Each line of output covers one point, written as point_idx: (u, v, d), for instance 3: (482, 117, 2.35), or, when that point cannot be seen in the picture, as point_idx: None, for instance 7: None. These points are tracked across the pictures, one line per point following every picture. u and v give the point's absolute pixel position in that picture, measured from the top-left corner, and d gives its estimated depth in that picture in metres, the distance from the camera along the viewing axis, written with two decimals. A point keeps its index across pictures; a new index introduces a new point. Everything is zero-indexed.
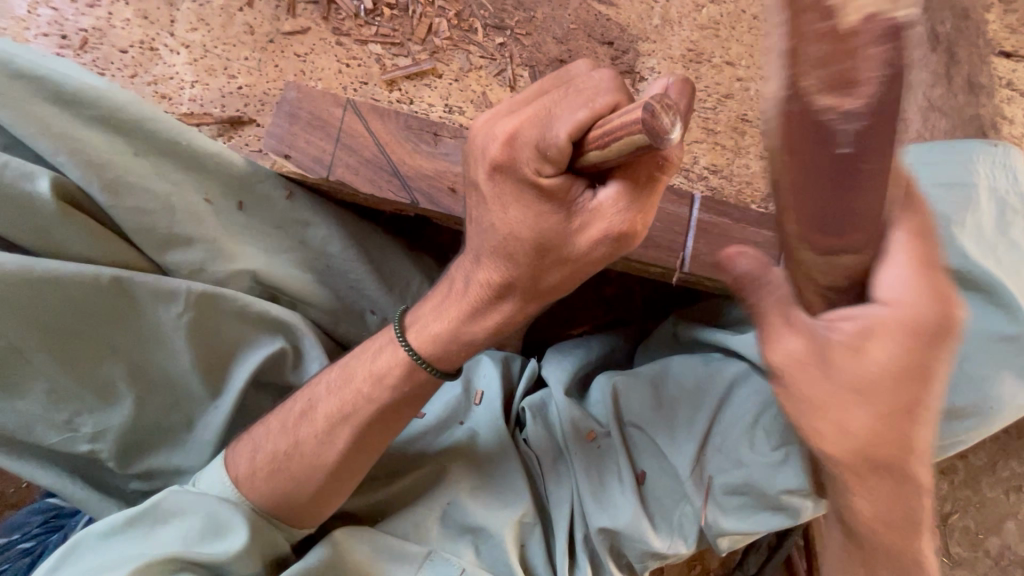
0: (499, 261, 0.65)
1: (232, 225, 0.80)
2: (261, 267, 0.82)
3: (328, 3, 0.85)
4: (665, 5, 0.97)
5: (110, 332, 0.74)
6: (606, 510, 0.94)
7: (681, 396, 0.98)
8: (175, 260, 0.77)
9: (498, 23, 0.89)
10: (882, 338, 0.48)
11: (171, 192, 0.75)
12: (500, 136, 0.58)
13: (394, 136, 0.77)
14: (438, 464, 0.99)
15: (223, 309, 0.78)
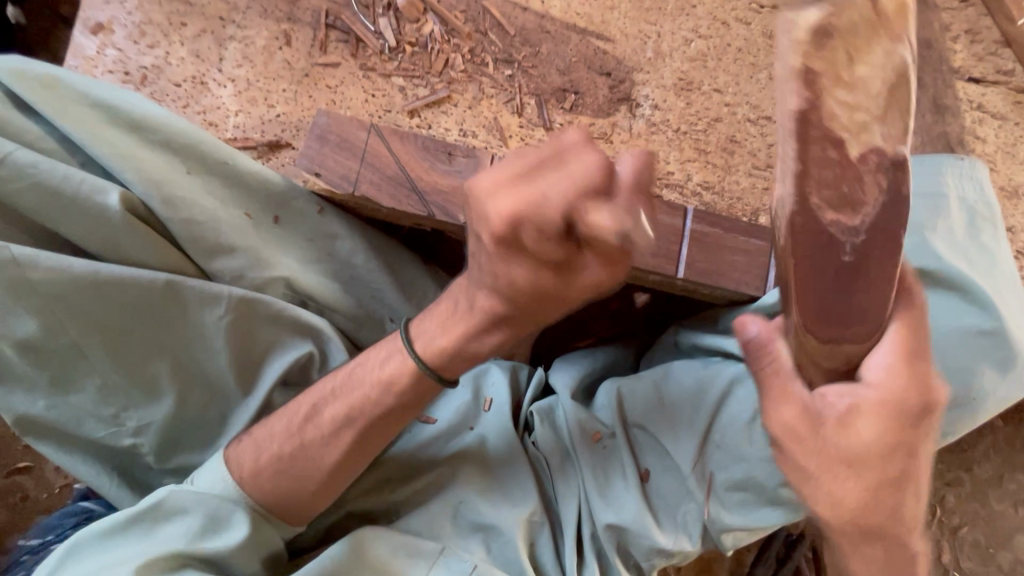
0: (496, 298, 0.69)
1: (270, 237, 0.89)
2: (294, 274, 0.90)
3: (356, 41, 0.95)
4: (658, 39, 1.07)
5: (159, 333, 0.81)
6: (612, 507, 0.98)
7: (682, 397, 1.02)
8: (219, 267, 0.85)
9: (507, 57, 1.00)
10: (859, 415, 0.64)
11: (219, 207, 0.84)
12: (497, 214, 0.56)
13: (412, 155, 0.87)
14: (448, 468, 1.04)
15: (260, 312, 0.85)
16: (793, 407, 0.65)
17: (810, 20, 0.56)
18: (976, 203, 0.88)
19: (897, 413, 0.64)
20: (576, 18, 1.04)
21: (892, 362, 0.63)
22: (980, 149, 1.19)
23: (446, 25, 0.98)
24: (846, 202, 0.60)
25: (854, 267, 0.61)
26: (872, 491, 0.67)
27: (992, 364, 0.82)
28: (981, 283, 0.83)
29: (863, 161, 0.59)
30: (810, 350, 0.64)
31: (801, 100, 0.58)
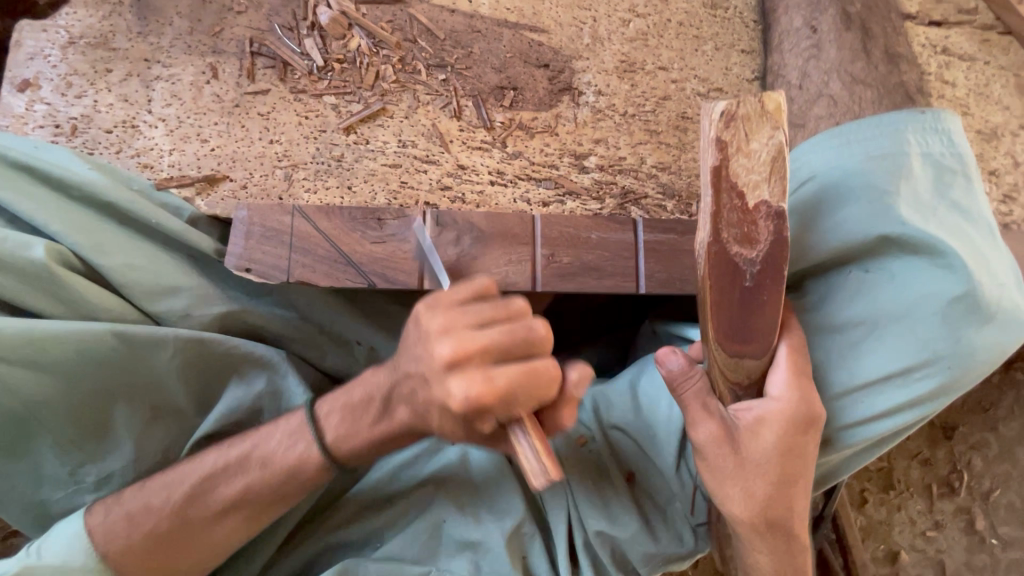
0: (407, 410, 0.77)
1: (215, 274, 0.88)
2: (242, 309, 0.88)
3: (283, 65, 0.94)
4: (594, 24, 1.04)
5: (108, 381, 0.81)
6: (603, 514, 0.91)
7: (658, 393, 0.96)
8: (165, 307, 0.84)
9: (439, 62, 0.98)
10: (767, 424, 0.80)
11: (157, 251, 0.84)
12: (439, 358, 0.65)
13: (341, 229, 0.85)
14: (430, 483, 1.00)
15: (210, 350, 0.85)
16: (711, 424, 0.81)
17: (710, 135, 0.72)
18: (944, 157, 0.83)
19: (792, 427, 0.80)
20: (506, 13, 1.02)
21: (785, 381, 0.81)
22: (951, 93, 1.13)
23: (373, 38, 0.96)
24: (746, 239, 0.75)
25: (755, 290, 0.76)
26: (774, 494, 0.82)
27: (972, 328, 0.77)
28: (955, 243, 0.78)
29: (756, 211, 0.74)
30: (719, 363, 0.81)
31: (714, 160, 0.72)
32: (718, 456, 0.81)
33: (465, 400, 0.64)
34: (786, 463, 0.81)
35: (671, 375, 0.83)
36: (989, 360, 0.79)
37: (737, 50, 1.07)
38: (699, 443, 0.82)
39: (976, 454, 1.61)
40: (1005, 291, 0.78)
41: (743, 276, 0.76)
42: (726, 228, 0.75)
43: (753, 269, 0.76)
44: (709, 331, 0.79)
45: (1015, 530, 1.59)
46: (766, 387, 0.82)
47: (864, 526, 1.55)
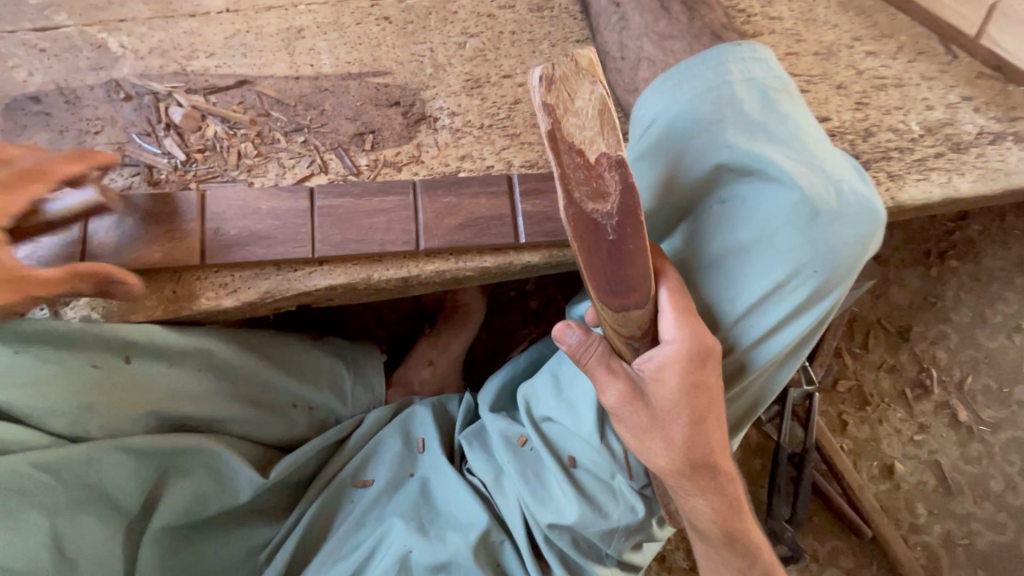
0: None
1: (124, 377, 0.94)
2: (164, 403, 0.96)
3: (148, 168, 0.98)
4: (433, 55, 1.11)
5: (62, 498, 0.89)
6: (549, 508, 0.96)
7: (576, 373, 1.02)
8: (79, 422, 0.92)
9: (295, 126, 1.03)
10: (671, 367, 0.80)
11: (59, 371, 0.90)
12: None
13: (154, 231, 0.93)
14: (394, 515, 1.01)
15: (130, 453, 0.92)
16: (619, 385, 0.81)
17: (539, 103, 0.69)
18: (764, 79, 0.87)
19: (689, 361, 0.80)
20: (348, 66, 1.08)
21: (676, 320, 0.80)
22: (780, 26, 1.22)
23: (227, 122, 1.02)
24: (599, 194, 0.71)
25: (620, 243, 0.73)
26: (691, 436, 0.83)
27: (818, 229, 0.82)
28: (783, 157, 0.83)
29: (599, 165, 0.70)
30: (612, 323, 0.79)
31: (546, 124, 0.69)
32: (631, 413, 0.82)
33: None
34: (694, 401, 0.82)
35: (571, 349, 0.83)
36: (848, 255, 0.83)
37: (572, 42, 1.14)
38: (617, 411, 0.83)
39: (938, 348, 1.64)
40: (843, 189, 0.83)
41: (605, 233, 0.73)
42: (576, 189, 0.71)
43: (612, 223, 0.72)
44: (592, 295, 0.76)
45: (999, 411, 1.60)
46: (659, 334, 0.81)
47: (852, 448, 1.56)
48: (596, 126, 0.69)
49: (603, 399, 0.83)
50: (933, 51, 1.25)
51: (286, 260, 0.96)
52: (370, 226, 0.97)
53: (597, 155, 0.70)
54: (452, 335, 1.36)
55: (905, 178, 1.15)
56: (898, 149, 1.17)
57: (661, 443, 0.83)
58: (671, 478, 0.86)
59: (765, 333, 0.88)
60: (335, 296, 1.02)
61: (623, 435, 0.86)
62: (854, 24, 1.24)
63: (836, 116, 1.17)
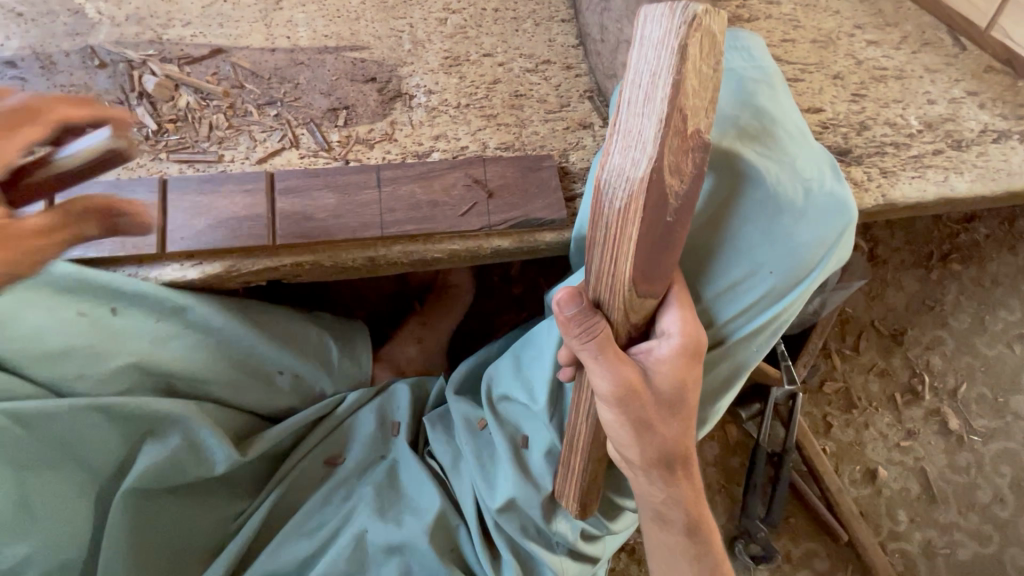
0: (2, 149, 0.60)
1: (109, 326, 0.96)
2: (145, 354, 0.97)
3: None
4: (412, 30, 1.08)
5: (38, 453, 0.92)
6: (496, 490, 0.97)
7: (536, 355, 0.99)
8: (63, 370, 0.94)
9: (268, 99, 1.02)
10: (670, 362, 0.70)
11: (48, 316, 0.94)
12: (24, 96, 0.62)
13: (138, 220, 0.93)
14: (361, 489, 1.03)
15: (106, 411, 0.93)
16: (625, 372, 0.67)
17: (674, 45, 0.55)
18: (743, 70, 0.83)
19: (691, 359, 0.70)
20: (325, 40, 1.06)
21: (681, 317, 0.70)
22: (777, 11, 1.17)
23: (200, 93, 1.01)
24: (679, 171, 0.60)
25: (674, 227, 0.63)
26: (678, 435, 0.74)
27: (781, 230, 0.78)
28: (751, 149, 0.79)
29: (693, 139, 0.59)
30: (629, 304, 0.66)
31: (671, 75, 0.55)
32: (636, 406, 0.69)
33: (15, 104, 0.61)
34: (685, 401, 0.72)
35: (568, 321, 0.65)
36: (812, 257, 0.79)
37: (557, 21, 1.12)
38: (602, 395, 0.69)
39: (933, 353, 1.59)
40: (813, 188, 0.79)
41: (666, 210, 0.61)
42: (668, 158, 0.58)
43: (676, 206, 0.61)
44: (624, 267, 0.63)
45: (992, 421, 1.56)
46: (658, 326, 0.71)
47: (834, 451, 1.52)
48: (712, 100, 0.60)
49: (597, 386, 0.68)
50: (939, 43, 1.19)
51: (258, 246, 0.94)
52: (339, 204, 0.96)
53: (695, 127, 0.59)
54: (441, 316, 1.35)
55: (899, 175, 1.11)
56: (894, 144, 1.12)
57: (641, 434, 0.71)
58: (618, 457, 0.78)
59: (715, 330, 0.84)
60: (302, 275, 1.00)
61: (618, 431, 0.72)
62: (857, 12, 1.19)
63: (830, 107, 1.12)
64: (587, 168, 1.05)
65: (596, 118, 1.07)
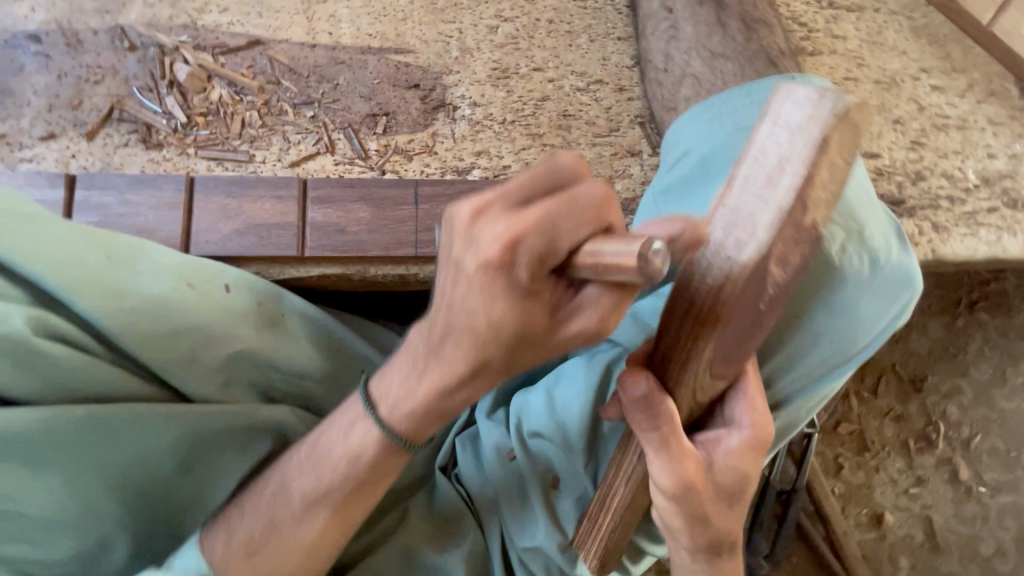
0: (472, 342, 0.57)
1: (215, 310, 0.83)
2: (256, 345, 0.85)
3: (146, 127, 0.93)
4: (460, 36, 1.03)
5: (171, 457, 0.77)
6: (525, 529, 0.96)
7: (572, 395, 0.97)
8: (171, 356, 0.79)
9: (305, 99, 0.97)
10: (733, 450, 0.75)
11: (155, 296, 0.79)
12: (496, 241, 0.50)
13: (153, 221, 0.87)
14: (398, 508, 1.01)
15: (223, 414, 0.80)
16: (691, 463, 0.72)
17: (815, 135, 0.52)
18: None
19: (754, 448, 0.75)
20: (369, 39, 1.00)
21: (749, 406, 0.74)
22: (842, 47, 1.11)
23: (233, 86, 0.96)
24: (779, 261, 0.56)
25: (757, 324, 0.63)
26: (725, 515, 0.79)
27: (846, 298, 0.77)
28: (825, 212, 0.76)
29: (809, 229, 0.55)
30: (699, 387, 0.69)
31: (804, 169, 0.52)
32: (694, 492, 0.74)
33: (460, 372, 0.61)
34: (738, 484, 0.77)
35: (634, 404, 0.68)
36: (870, 329, 0.79)
37: (613, 38, 1.07)
38: (658, 482, 0.73)
39: (950, 402, 1.57)
40: (880, 260, 0.77)
41: (758, 299, 0.59)
42: (777, 247, 0.54)
43: (766, 301, 0.60)
44: (704, 357, 0.64)
45: (1002, 474, 1.55)
46: (726, 414, 0.76)
47: (842, 492, 1.52)
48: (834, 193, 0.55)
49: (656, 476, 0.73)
50: (1006, 93, 1.14)
51: (286, 256, 0.90)
52: (373, 218, 0.91)
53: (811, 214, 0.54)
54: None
55: (951, 230, 1.07)
56: (949, 197, 1.08)
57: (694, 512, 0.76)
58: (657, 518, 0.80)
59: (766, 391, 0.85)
60: (329, 286, 0.96)
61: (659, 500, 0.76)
62: (924, 53, 1.13)
63: (887, 154, 1.08)
64: (631, 198, 1.00)
65: (645, 147, 1.02)
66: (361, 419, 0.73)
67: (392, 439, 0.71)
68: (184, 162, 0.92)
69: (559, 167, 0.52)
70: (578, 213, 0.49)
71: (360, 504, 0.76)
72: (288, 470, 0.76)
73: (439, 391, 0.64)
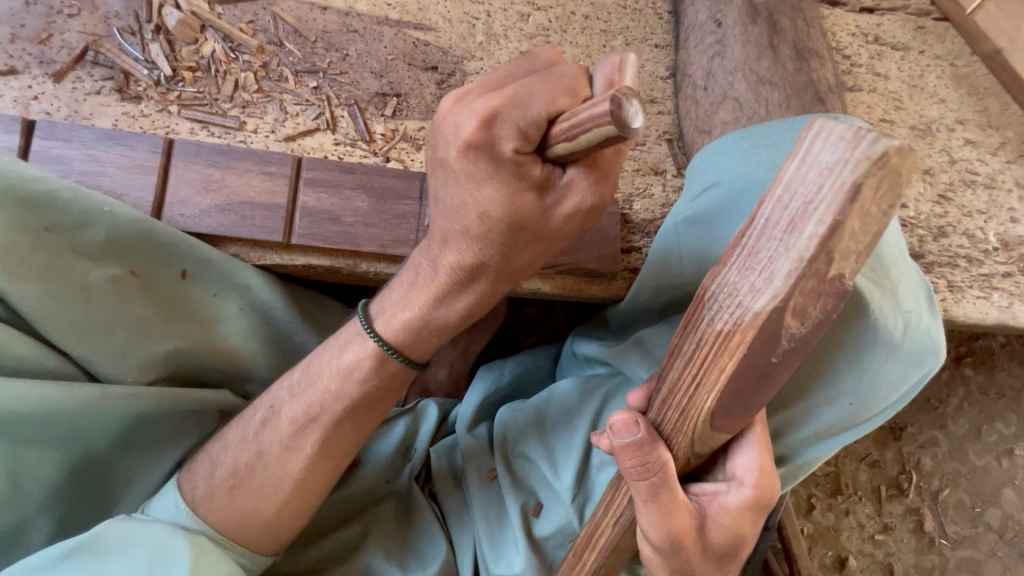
0: (470, 243, 0.63)
1: (162, 300, 0.77)
2: (197, 341, 0.80)
3: (124, 75, 0.82)
4: (488, 20, 0.94)
5: (92, 441, 0.73)
6: (499, 556, 0.86)
7: (565, 420, 0.92)
8: (99, 345, 0.74)
9: (309, 67, 0.87)
10: (731, 508, 0.69)
11: (90, 280, 0.73)
12: (477, 116, 0.54)
13: (120, 184, 0.77)
14: (359, 515, 0.92)
15: (157, 404, 0.76)
16: (683, 515, 0.65)
17: (845, 181, 0.43)
18: None
19: (750, 506, 0.69)
20: (387, 10, 0.91)
21: (755, 464, 0.69)
22: (882, 86, 1.06)
23: (230, 41, 0.85)
24: (806, 309, 0.50)
25: (776, 372, 0.54)
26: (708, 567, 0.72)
27: (876, 356, 0.71)
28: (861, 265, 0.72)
29: (847, 279, 0.49)
30: (700, 435, 0.60)
31: (829, 214, 0.45)
32: (688, 545, 0.68)
33: (456, 267, 0.66)
34: (728, 544, 0.71)
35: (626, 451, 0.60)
36: (891, 393, 0.73)
37: (650, 45, 1.00)
38: (645, 529, 0.65)
39: (925, 454, 1.57)
40: (913, 322, 0.71)
41: (778, 347, 0.51)
42: (806, 300, 0.49)
43: (788, 348, 0.52)
44: (706, 403, 0.57)
45: (964, 528, 1.53)
46: (728, 468, 0.71)
47: (812, 533, 1.51)
48: (879, 247, 0.48)
49: (644, 528, 0.66)
50: None
51: (270, 241, 0.81)
52: (370, 209, 0.83)
53: (851, 263, 0.48)
54: (474, 338, 1.18)
55: (966, 291, 1.03)
56: (967, 257, 1.04)
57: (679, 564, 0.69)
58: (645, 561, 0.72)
59: (773, 444, 0.80)
60: (314, 276, 0.88)
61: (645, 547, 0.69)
62: (963, 104, 1.09)
63: (913, 205, 1.04)
64: (649, 220, 0.95)
65: (670, 165, 0.98)
66: (359, 340, 0.74)
67: (391, 357, 0.73)
68: (165, 119, 0.82)
69: (536, 58, 0.60)
70: (547, 89, 0.55)
71: (346, 443, 0.77)
72: (278, 398, 0.77)
73: (442, 297, 0.69)
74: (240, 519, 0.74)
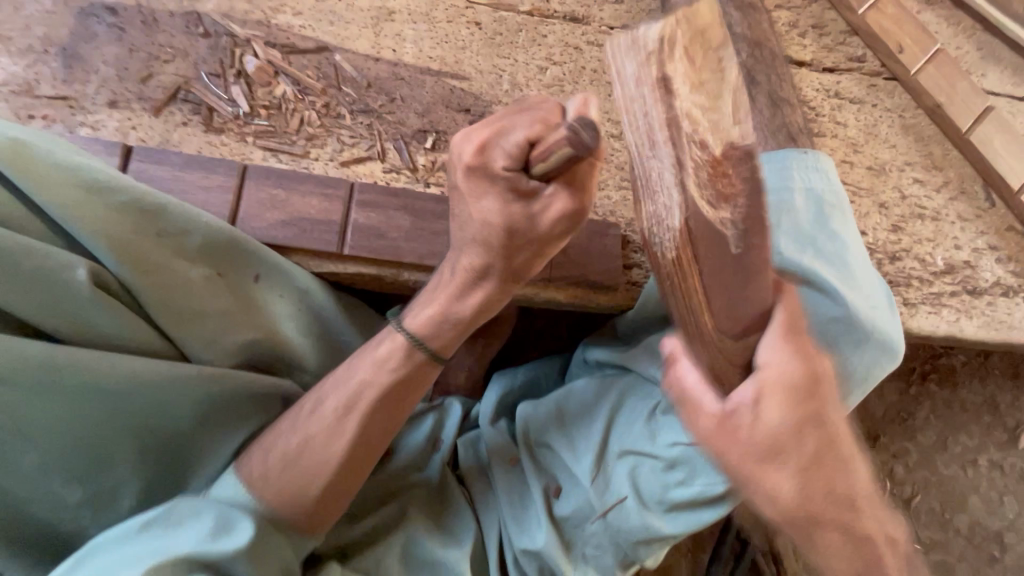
0: (478, 249, 0.79)
1: (244, 299, 0.91)
2: (265, 335, 0.94)
3: (209, 111, 0.97)
4: (512, 72, 1.12)
5: (180, 416, 0.85)
6: (524, 532, 0.98)
7: (584, 413, 1.04)
8: (192, 333, 0.87)
9: (364, 107, 1.03)
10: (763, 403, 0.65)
11: (190, 278, 0.86)
12: (475, 144, 0.70)
13: (208, 201, 0.91)
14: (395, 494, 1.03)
15: (237, 386, 0.88)
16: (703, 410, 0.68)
17: None
18: (823, 193, 0.94)
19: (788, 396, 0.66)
20: (429, 62, 1.08)
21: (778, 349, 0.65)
22: (842, 133, 1.26)
23: (298, 85, 1.01)
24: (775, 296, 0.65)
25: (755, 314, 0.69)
26: None
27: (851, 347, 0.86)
28: (832, 274, 0.88)
29: None
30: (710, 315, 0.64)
31: None
32: None
33: (468, 269, 0.82)
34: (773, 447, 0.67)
35: None
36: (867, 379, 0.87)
37: None
38: None
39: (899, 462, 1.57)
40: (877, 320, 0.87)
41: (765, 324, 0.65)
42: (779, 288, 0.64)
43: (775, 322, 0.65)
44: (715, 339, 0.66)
45: (937, 533, 1.54)
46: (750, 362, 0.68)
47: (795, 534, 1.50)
48: None
49: None
50: (974, 194, 1.30)
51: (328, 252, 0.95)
52: (414, 227, 0.98)
53: None
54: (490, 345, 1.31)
55: (918, 307, 1.19)
56: (919, 278, 1.21)
57: None
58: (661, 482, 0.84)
59: None
60: (359, 284, 1.02)
61: None
62: (911, 150, 1.29)
63: (871, 233, 1.21)
64: None
65: None
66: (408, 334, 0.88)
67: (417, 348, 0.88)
68: (241, 147, 0.97)
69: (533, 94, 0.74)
70: (527, 120, 0.69)
71: (391, 425, 0.90)
72: (337, 385, 0.89)
73: (455, 294, 0.85)
74: (295, 492, 0.86)
